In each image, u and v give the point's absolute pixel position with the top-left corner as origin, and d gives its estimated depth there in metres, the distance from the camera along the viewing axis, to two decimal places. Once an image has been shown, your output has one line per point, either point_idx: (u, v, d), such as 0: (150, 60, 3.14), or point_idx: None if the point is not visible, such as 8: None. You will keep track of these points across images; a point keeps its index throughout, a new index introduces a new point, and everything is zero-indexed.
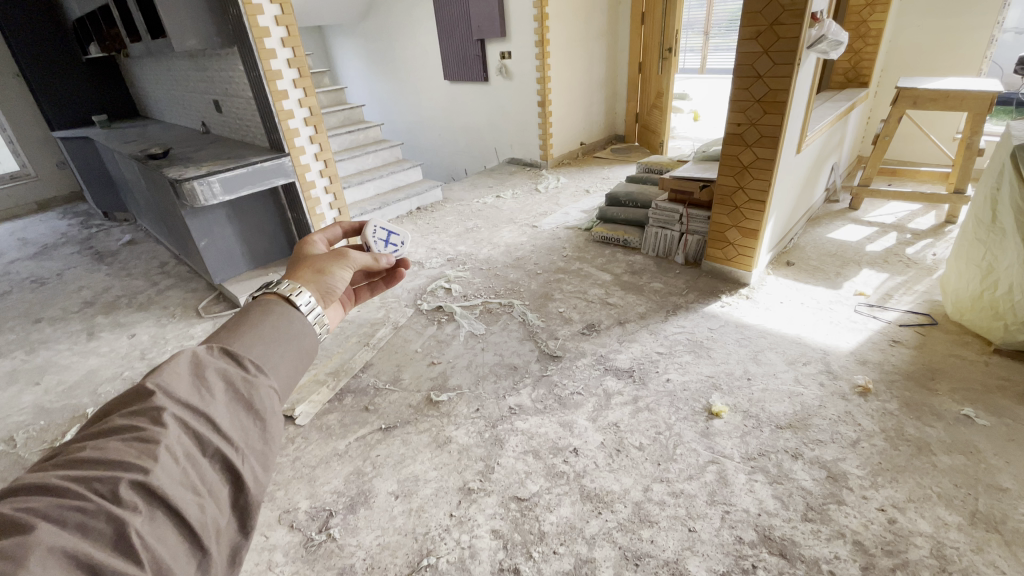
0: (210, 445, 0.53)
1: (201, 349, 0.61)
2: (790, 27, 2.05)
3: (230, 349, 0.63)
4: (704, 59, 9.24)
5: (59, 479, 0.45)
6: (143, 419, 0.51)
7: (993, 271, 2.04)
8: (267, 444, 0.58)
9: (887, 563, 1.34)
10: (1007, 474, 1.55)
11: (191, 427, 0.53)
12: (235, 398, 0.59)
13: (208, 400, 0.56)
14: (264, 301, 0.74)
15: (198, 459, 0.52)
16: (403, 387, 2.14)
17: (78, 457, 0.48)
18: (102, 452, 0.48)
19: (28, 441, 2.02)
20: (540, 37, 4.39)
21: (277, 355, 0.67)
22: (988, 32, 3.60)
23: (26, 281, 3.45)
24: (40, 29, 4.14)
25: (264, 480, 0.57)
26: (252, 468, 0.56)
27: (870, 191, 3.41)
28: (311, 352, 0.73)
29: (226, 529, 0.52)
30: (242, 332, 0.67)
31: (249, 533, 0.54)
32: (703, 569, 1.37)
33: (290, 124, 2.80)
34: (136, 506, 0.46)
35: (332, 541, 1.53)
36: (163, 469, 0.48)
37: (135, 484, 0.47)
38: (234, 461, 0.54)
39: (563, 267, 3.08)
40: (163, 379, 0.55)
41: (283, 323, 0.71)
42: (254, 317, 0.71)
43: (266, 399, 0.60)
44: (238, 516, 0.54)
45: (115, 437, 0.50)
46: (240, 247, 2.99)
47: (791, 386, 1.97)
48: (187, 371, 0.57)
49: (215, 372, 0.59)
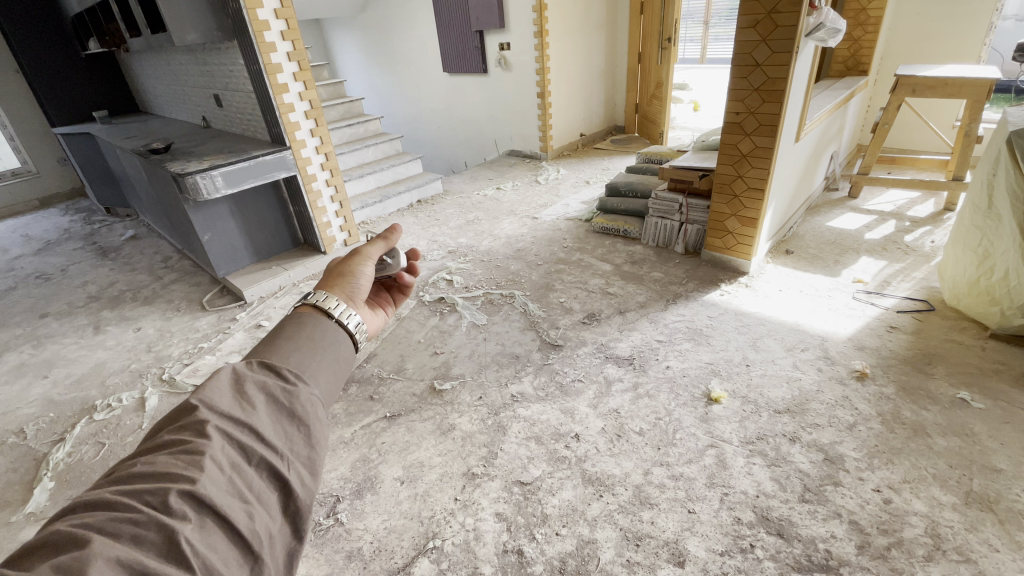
0: (254, 454, 0.55)
1: (241, 364, 0.64)
2: (788, 14, 2.06)
3: (267, 362, 0.66)
4: (704, 49, 9.24)
5: (112, 495, 0.48)
6: (188, 432, 0.54)
7: (989, 256, 2.06)
8: (312, 449, 0.60)
9: (882, 542, 1.38)
10: (1002, 455, 1.58)
11: (234, 439, 0.55)
12: (277, 407, 0.61)
13: (249, 411, 0.58)
14: (297, 313, 0.77)
15: (243, 468, 0.54)
16: (407, 376, 2.18)
17: (130, 473, 0.50)
18: (151, 467, 0.51)
19: (39, 433, 2.06)
20: (540, 28, 4.38)
21: (315, 363, 0.69)
22: (988, 18, 3.60)
23: (30, 277, 3.47)
24: (39, 24, 4.15)
25: (313, 486, 0.58)
26: (299, 474, 0.57)
27: (869, 178, 3.42)
28: (348, 358, 0.75)
29: (280, 535, 0.53)
30: (278, 344, 0.70)
31: (302, 538, 0.55)
32: (702, 549, 1.40)
33: (290, 118, 2.81)
34: (186, 515, 0.48)
35: (340, 525, 1.57)
36: (209, 478, 0.50)
37: (184, 494, 0.49)
38: (281, 468, 0.56)
39: (564, 257, 3.10)
40: (207, 395, 0.58)
41: (317, 332, 0.74)
42: (289, 329, 0.73)
43: (308, 406, 0.62)
44: (290, 522, 0.55)
45: (163, 452, 0.52)
46: (243, 240, 3.02)
47: (789, 371, 2.00)
48: (228, 387, 0.60)
49: (255, 385, 0.61)
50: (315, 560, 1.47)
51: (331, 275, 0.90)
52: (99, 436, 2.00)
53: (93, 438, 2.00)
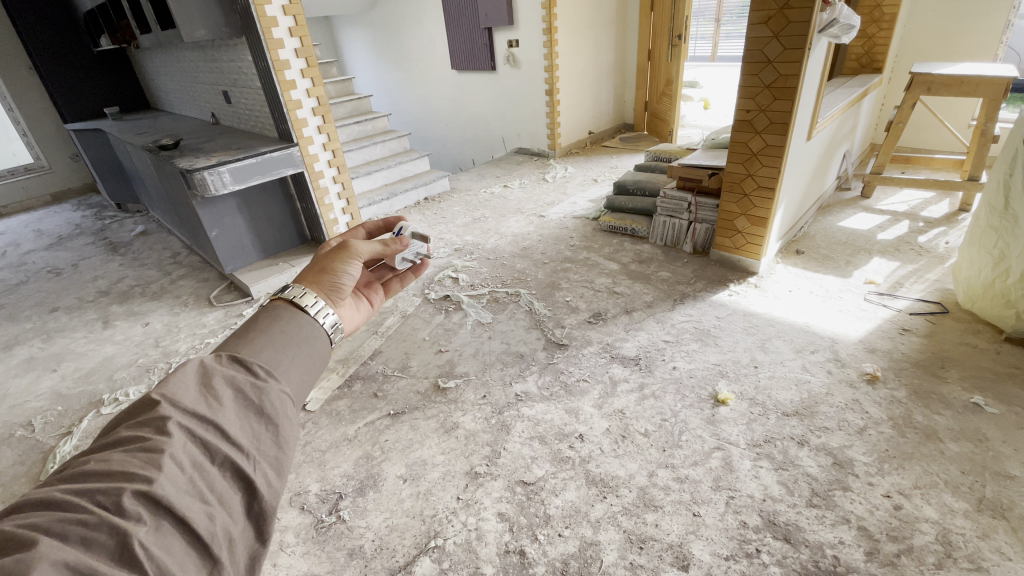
0: (218, 452, 0.55)
1: (209, 358, 0.64)
2: (800, 10, 2.02)
3: (238, 356, 0.66)
4: (715, 45, 9.15)
5: (63, 494, 0.47)
6: (148, 429, 0.53)
7: (1004, 258, 2.00)
8: (280, 450, 0.60)
9: (892, 549, 1.35)
10: (1015, 461, 1.54)
11: (197, 436, 0.55)
12: (245, 405, 0.61)
13: (215, 408, 0.58)
14: (273, 307, 0.77)
15: (206, 468, 0.53)
16: (411, 374, 2.17)
17: (83, 472, 0.49)
18: (105, 465, 0.50)
19: (46, 426, 2.08)
20: (549, 25, 4.34)
21: (287, 360, 0.70)
22: (1004, 15, 3.52)
23: (42, 271, 3.52)
24: (51, 21, 4.19)
25: (279, 487, 0.58)
26: (265, 474, 0.57)
27: (881, 178, 3.36)
28: (323, 356, 0.76)
29: (241, 537, 0.53)
30: (249, 339, 0.70)
31: (266, 541, 0.54)
32: (706, 553, 1.38)
33: (298, 114, 2.80)
34: (140, 518, 0.47)
35: (342, 523, 1.56)
36: (167, 478, 0.49)
37: (139, 495, 0.48)
38: (245, 468, 0.56)
39: (571, 256, 3.08)
40: (170, 390, 0.58)
41: (292, 328, 0.74)
42: (263, 323, 0.74)
43: (277, 404, 0.62)
44: (253, 523, 0.55)
45: (120, 449, 0.51)
46: (250, 236, 3.03)
47: (798, 373, 1.97)
48: (193, 382, 0.60)
49: (223, 380, 0.61)
50: (316, 558, 1.47)
51: (311, 271, 0.88)
52: None
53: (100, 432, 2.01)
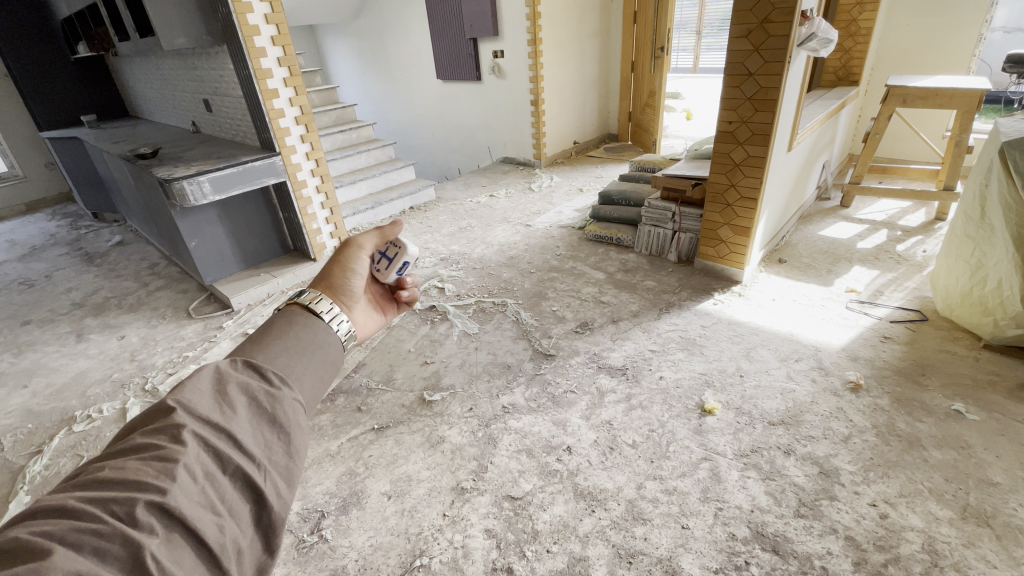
0: (229, 462, 0.52)
1: (225, 363, 0.61)
2: (779, 24, 2.06)
3: (252, 361, 0.63)
4: (697, 58, 9.32)
5: (77, 501, 0.45)
6: (162, 436, 0.51)
7: (982, 267, 2.05)
8: (291, 459, 0.56)
9: (879, 558, 1.35)
10: (997, 467, 1.56)
11: (211, 445, 0.52)
12: (258, 413, 0.57)
13: (230, 416, 0.55)
14: (288, 312, 0.74)
15: (217, 478, 0.50)
16: (396, 387, 2.13)
17: (95, 478, 0.47)
18: (119, 473, 0.47)
19: (16, 444, 1.99)
20: (533, 36, 4.38)
21: (301, 366, 0.66)
22: (975, 30, 3.64)
23: (13, 283, 3.40)
24: (26, 28, 4.10)
25: (290, 497, 0.55)
26: (275, 485, 0.54)
27: (860, 188, 3.43)
28: (336, 362, 0.73)
29: (250, 550, 0.50)
30: (266, 344, 0.67)
31: (275, 553, 0.52)
32: (696, 566, 1.37)
33: (280, 123, 2.77)
34: (153, 529, 0.44)
35: (324, 542, 1.52)
36: (181, 489, 0.47)
37: (153, 505, 0.45)
38: (256, 478, 0.52)
39: (557, 265, 3.07)
40: (185, 396, 0.55)
41: (306, 334, 0.71)
42: (278, 327, 0.71)
43: (290, 413, 0.59)
44: (262, 535, 0.52)
45: (134, 456, 0.49)
46: (231, 246, 2.96)
47: (783, 382, 1.98)
48: (208, 387, 0.57)
49: (237, 386, 0.58)
50: None
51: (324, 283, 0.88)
52: (77, 449, 1.94)
53: (71, 450, 1.93)
